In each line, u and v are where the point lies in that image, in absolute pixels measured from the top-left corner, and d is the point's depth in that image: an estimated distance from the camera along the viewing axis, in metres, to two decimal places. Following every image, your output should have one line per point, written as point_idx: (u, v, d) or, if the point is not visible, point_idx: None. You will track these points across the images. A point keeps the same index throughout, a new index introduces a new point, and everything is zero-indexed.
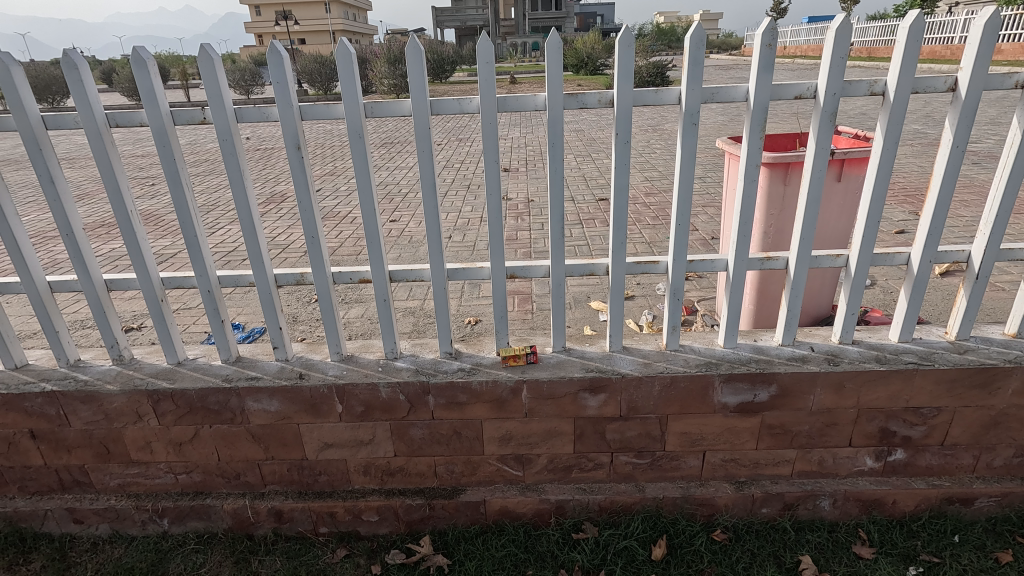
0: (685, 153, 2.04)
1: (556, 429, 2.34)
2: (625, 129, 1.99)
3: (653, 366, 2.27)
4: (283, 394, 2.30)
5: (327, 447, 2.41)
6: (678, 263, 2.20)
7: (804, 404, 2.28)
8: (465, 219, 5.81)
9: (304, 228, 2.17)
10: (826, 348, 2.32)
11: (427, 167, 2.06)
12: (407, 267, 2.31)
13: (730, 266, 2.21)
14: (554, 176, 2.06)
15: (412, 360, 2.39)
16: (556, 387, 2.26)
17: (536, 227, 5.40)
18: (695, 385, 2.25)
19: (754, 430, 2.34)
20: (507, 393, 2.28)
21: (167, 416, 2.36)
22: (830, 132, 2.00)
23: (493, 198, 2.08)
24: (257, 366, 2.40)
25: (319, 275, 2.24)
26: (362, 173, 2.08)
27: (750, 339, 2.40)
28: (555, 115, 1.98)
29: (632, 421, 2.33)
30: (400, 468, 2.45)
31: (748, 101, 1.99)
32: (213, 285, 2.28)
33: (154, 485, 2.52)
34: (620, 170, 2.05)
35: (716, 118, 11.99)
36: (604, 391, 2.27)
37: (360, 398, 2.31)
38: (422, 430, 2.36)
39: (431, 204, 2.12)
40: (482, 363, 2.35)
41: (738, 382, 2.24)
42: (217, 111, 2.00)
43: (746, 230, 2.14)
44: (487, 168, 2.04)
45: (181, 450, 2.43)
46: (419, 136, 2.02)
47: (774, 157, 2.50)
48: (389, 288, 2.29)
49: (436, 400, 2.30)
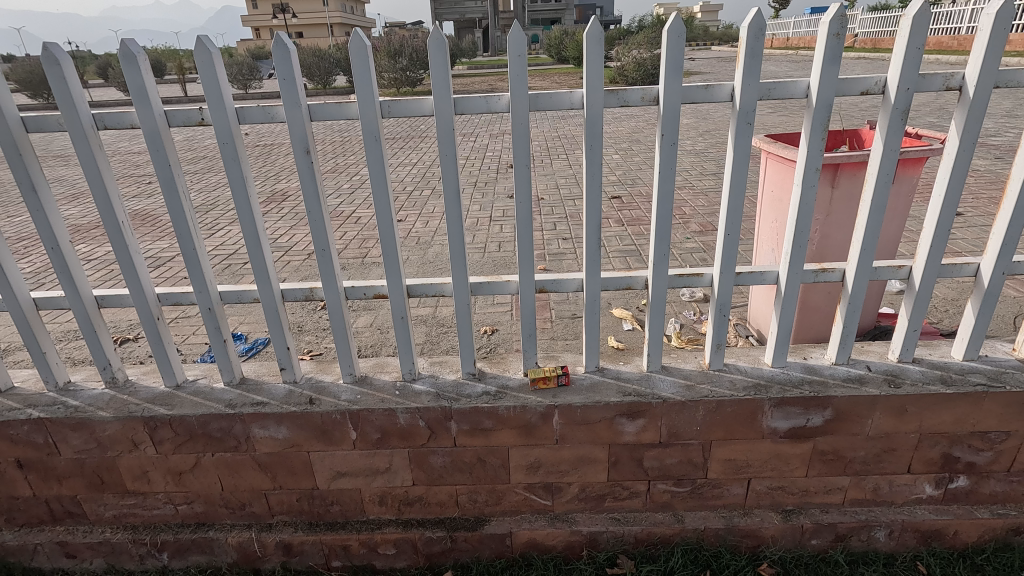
0: (739, 154, 1.83)
1: (588, 455, 2.16)
2: (672, 128, 1.79)
3: (697, 390, 2.08)
4: (292, 421, 2.11)
5: (340, 476, 2.22)
6: (727, 276, 2.00)
7: (861, 429, 2.08)
8: (474, 218, 5.61)
9: (315, 240, 1.97)
10: (884, 367, 2.12)
11: (451, 173, 1.86)
12: (426, 281, 2.11)
13: (783, 279, 2.01)
14: (591, 181, 1.86)
15: (431, 382, 2.19)
16: (590, 412, 2.07)
17: (549, 227, 5.20)
18: (743, 409, 2.06)
19: (805, 456, 2.15)
20: (537, 419, 2.08)
21: (166, 444, 2.16)
22: (900, 130, 1.79)
23: (524, 207, 1.89)
24: (263, 388, 2.20)
25: (331, 290, 2.04)
26: (378, 179, 1.88)
27: (800, 357, 2.21)
28: (593, 113, 1.78)
29: (673, 447, 2.14)
30: (419, 498, 2.27)
31: (809, 97, 1.78)
32: (215, 301, 2.08)
33: (153, 516, 2.33)
34: (664, 174, 1.85)
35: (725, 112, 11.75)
36: (642, 416, 2.07)
37: (375, 424, 2.11)
38: (443, 458, 2.17)
39: (453, 214, 1.92)
40: (509, 385, 2.15)
41: (790, 407, 2.05)
42: (216, 111, 1.79)
43: (802, 240, 1.94)
44: (518, 173, 1.85)
45: (181, 479, 2.24)
46: (442, 138, 1.82)
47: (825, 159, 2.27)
48: (407, 304, 2.09)
49: (459, 427, 2.11)
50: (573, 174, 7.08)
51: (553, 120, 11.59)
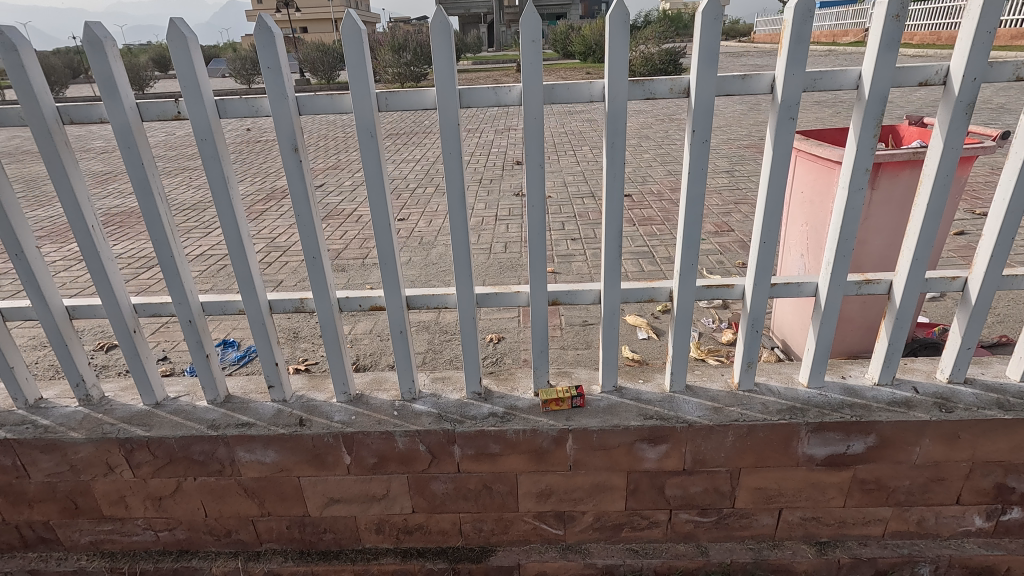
0: (778, 153, 1.63)
1: (605, 483, 1.97)
2: (704, 124, 1.60)
3: (726, 413, 1.88)
4: (280, 444, 1.93)
5: (333, 502, 2.04)
6: (760, 288, 1.80)
7: (907, 457, 1.89)
8: (479, 218, 5.41)
9: (304, 247, 1.78)
10: (933, 389, 1.92)
11: (455, 173, 1.67)
12: (428, 291, 1.92)
13: (823, 291, 1.81)
14: (612, 183, 1.67)
15: (433, 402, 2.00)
16: (608, 437, 1.88)
17: (557, 227, 4.99)
18: (777, 435, 1.86)
19: (844, 485, 1.95)
20: (549, 443, 1.89)
21: (143, 467, 1.99)
22: (964, 126, 1.58)
23: (536, 210, 1.71)
24: (249, 408, 2.02)
25: (323, 301, 1.85)
26: (374, 180, 1.69)
27: (838, 376, 2.00)
28: (616, 106, 1.59)
29: (697, 475, 1.94)
30: (419, 526, 2.09)
31: (860, 88, 1.57)
32: (196, 313, 1.89)
33: (132, 543, 2.16)
34: (694, 175, 1.66)
35: (736, 108, 11.46)
36: (665, 441, 1.88)
37: (371, 448, 1.93)
38: (445, 484, 1.99)
39: (457, 219, 1.73)
40: (518, 406, 1.96)
41: (829, 432, 1.85)
42: (193, 104, 1.60)
43: (846, 249, 1.73)
44: (529, 173, 1.66)
45: (161, 505, 2.07)
46: (445, 134, 1.63)
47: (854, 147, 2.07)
48: (406, 317, 1.89)
49: (463, 451, 1.92)
50: (581, 172, 6.87)
51: (559, 116, 11.37)
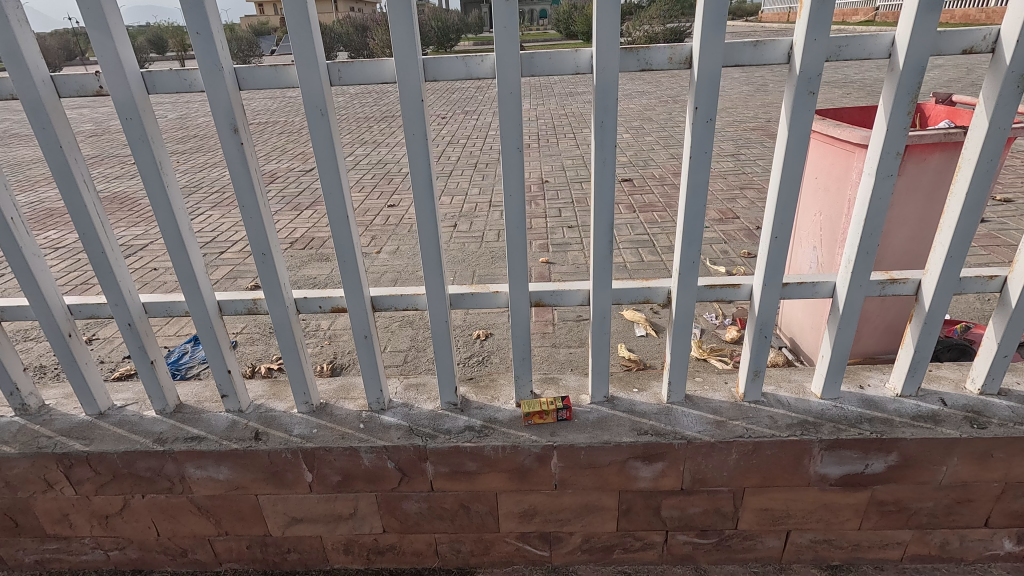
0: (794, 133, 1.40)
1: (594, 503, 1.78)
2: (708, 100, 1.37)
3: (729, 428, 1.68)
4: (234, 460, 1.74)
5: (296, 522, 1.86)
6: (770, 289, 1.58)
7: (931, 477, 1.69)
8: (473, 204, 5.18)
9: (252, 242, 1.57)
10: (963, 401, 1.71)
11: (420, 158, 1.46)
12: (396, 291, 1.71)
13: (842, 293, 1.59)
14: (601, 169, 1.45)
15: (403, 413, 1.80)
16: (597, 454, 1.68)
17: (553, 213, 4.75)
18: (787, 453, 1.66)
19: (860, 507, 1.76)
20: (532, 461, 1.70)
21: (86, 484, 1.80)
22: (1016, 102, 1.35)
23: (514, 200, 1.49)
24: (201, 419, 1.83)
25: (277, 303, 1.65)
26: (327, 166, 1.47)
27: (855, 385, 1.80)
28: (605, 79, 1.36)
29: (697, 495, 1.75)
30: (391, 547, 1.91)
31: (894, 56, 1.33)
32: (135, 316, 1.69)
33: (81, 562, 1.99)
34: (696, 160, 1.43)
35: (742, 88, 11.10)
36: (661, 459, 1.68)
37: (335, 466, 1.74)
38: (418, 503, 1.81)
39: (425, 211, 1.52)
40: (497, 418, 1.76)
41: (846, 451, 1.65)
42: (112, 76, 1.37)
43: (870, 245, 1.51)
44: (505, 157, 1.44)
45: (109, 523, 1.89)
46: (408, 113, 1.41)
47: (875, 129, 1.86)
48: (371, 321, 1.69)
49: (436, 469, 1.73)
50: (580, 155, 6.61)
51: (560, 97, 11.03)
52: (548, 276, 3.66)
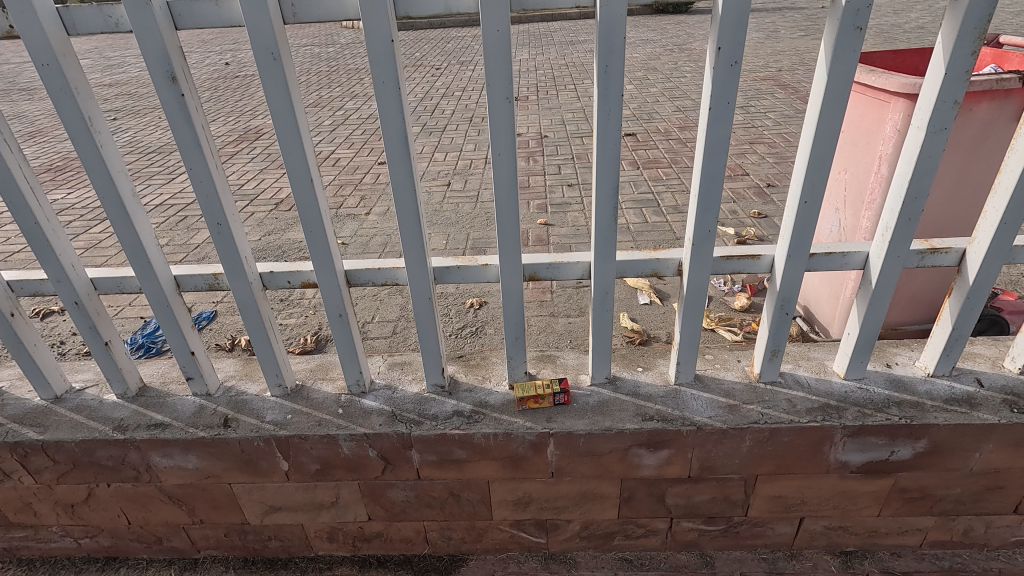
0: (835, 78, 1.18)
1: (593, 490, 1.65)
2: (733, 38, 1.14)
3: (743, 413, 1.53)
4: (202, 449, 1.60)
5: (274, 510, 1.74)
6: (795, 260, 1.40)
7: (961, 464, 1.55)
8: (468, 161, 4.92)
9: (204, 211, 1.37)
10: (1001, 382, 1.55)
11: (392, 112, 1.24)
12: (374, 264, 1.53)
13: (875, 264, 1.41)
14: (605, 123, 1.23)
15: (386, 396, 1.65)
16: (597, 442, 1.54)
17: (552, 171, 4.51)
18: (805, 440, 1.52)
19: (881, 494, 1.63)
20: (526, 449, 1.56)
21: (45, 473, 1.67)
22: None
23: (503, 160, 1.28)
24: (166, 403, 1.67)
25: (238, 278, 1.46)
26: (283, 121, 1.26)
27: (882, 363, 1.63)
28: (611, 12, 1.13)
29: (705, 483, 1.62)
30: (378, 534, 1.79)
31: None
32: (82, 294, 1.51)
33: (51, 549, 1.88)
34: (716, 112, 1.22)
35: (752, 36, 10.56)
36: (667, 447, 1.54)
37: (312, 454, 1.60)
38: (404, 491, 1.68)
39: (401, 172, 1.32)
40: (489, 402, 1.61)
41: (870, 437, 1.51)
42: (18, 13, 1.14)
43: (913, 210, 1.32)
44: (492, 109, 1.23)
45: (76, 511, 1.77)
46: (375, 56, 1.19)
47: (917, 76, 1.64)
48: (345, 297, 1.51)
49: (422, 457, 1.59)
50: (581, 108, 6.28)
51: (560, 46, 10.50)
52: (546, 238, 3.46)
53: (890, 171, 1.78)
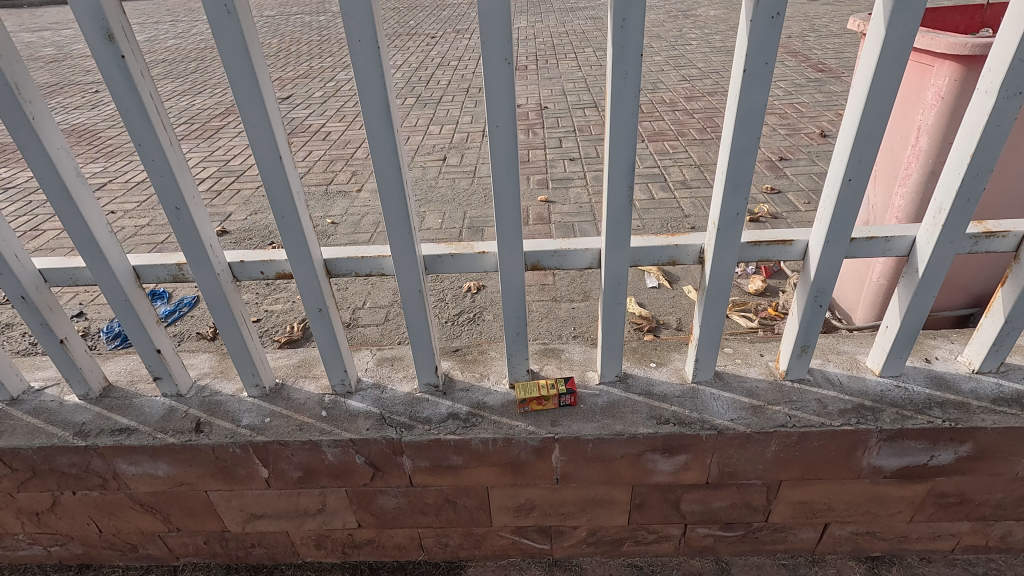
0: (895, 34, 1.00)
1: (602, 497, 1.51)
2: None
3: (769, 415, 1.38)
4: (172, 456, 1.45)
5: (255, 518, 1.60)
6: (834, 247, 1.23)
7: (1006, 468, 1.41)
8: (464, 134, 4.69)
9: (159, 194, 1.19)
10: None
11: (371, 77, 1.05)
12: (357, 252, 1.36)
13: (924, 251, 1.24)
14: (620, 89, 1.05)
15: (374, 397, 1.50)
16: (607, 447, 1.39)
17: (553, 144, 4.29)
18: (837, 445, 1.37)
19: (915, 499, 1.49)
20: (528, 455, 1.42)
21: (3, 481, 1.53)
22: None
23: (502, 133, 1.10)
24: (132, 405, 1.52)
25: (204, 270, 1.30)
26: (243, 88, 1.07)
27: (920, 358, 1.48)
28: None
29: (724, 488, 1.48)
30: (369, 541, 1.66)
31: None
32: (29, 287, 1.34)
33: (20, 557, 1.76)
34: (753, 75, 1.03)
35: None
36: (684, 452, 1.40)
37: (293, 461, 1.46)
38: (396, 498, 1.54)
39: (383, 149, 1.13)
40: (488, 403, 1.46)
41: (909, 441, 1.36)
42: None
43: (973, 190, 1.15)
44: (488, 72, 1.04)
45: (42, 519, 1.63)
46: (348, 9, 0.99)
47: (969, 36, 1.45)
48: (325, 289, 1.34)
49: (415, 463, 1.45)
50: (582, 77, 6.01)
51: (559, 13, 10.10)
52: (548, 216, 3.27)
53: (931, 145, 1.62)
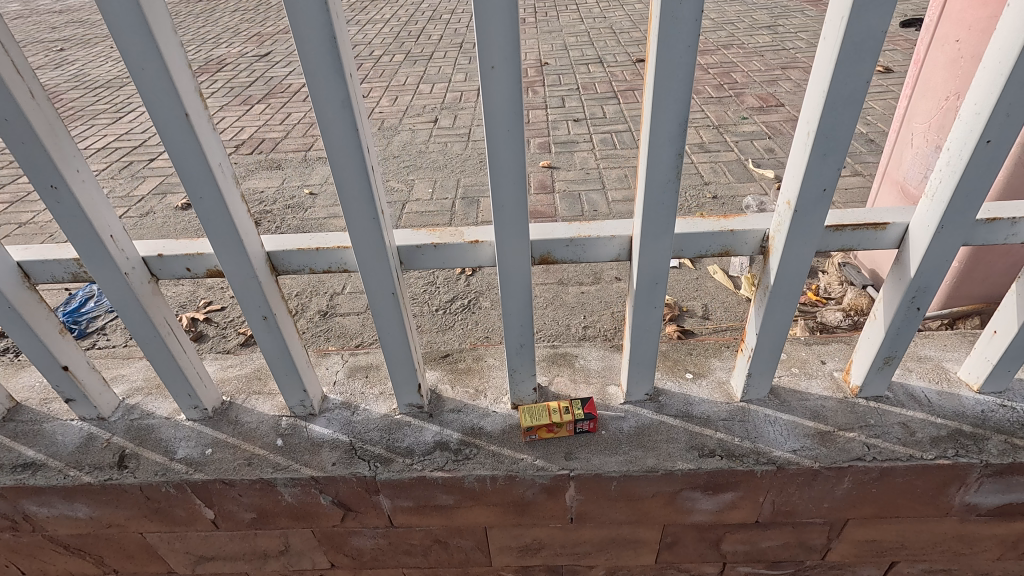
0: None
1: (625, 536, 1.24)
2: None
3: (841, 445, 1.09)
4: (91, 496, 1.16)
5: (206, 560, 1.33)
6: (949, 233, 0.91)
7: None
8: (458, 93, 4.28)
9: (25, 168, 0.86)
10: None
11: None
12: (311, 242, 1.03)
13: None
14: (676, 7, 0.71)
15: (342, 420, 1.20)
16: (635, 485, 1.10)
17: (555, 103, 3.89)
18: (927, 481, 1.09)
19: (1008, 537, 1.22)
20: (536, 494, 1.13)
21: None
22: None
23: (501, 77, 0.76)
24: (42, 431, 1.22)
25: (105, 268, 0.97)
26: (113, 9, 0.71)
27: None
28: None
29: (776, 527, 1.20)
30: None
31: None
32: None
33: None
34: None
35: None
36: (732, 490, 1.11)
37: (243, 501, 1.17)
38: (374, 539, 1.26)
39: (330, 103, 0.79)
40: (485, 429, 1.16)
41: (1019, 477, 1.08)
42: None
43: None
44: None
45: None
46: None
47: None
48: (270, 292, 1.02)
49: (395, 503, 1.16)
50: (586, 31, 5.54)
51: None
52: (551, 184, 2.93)
53: None
